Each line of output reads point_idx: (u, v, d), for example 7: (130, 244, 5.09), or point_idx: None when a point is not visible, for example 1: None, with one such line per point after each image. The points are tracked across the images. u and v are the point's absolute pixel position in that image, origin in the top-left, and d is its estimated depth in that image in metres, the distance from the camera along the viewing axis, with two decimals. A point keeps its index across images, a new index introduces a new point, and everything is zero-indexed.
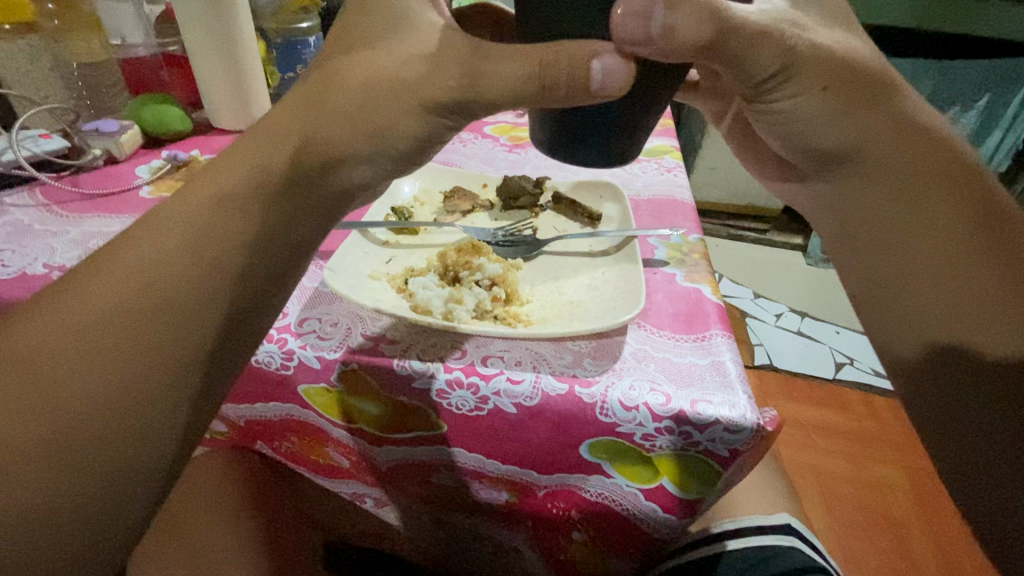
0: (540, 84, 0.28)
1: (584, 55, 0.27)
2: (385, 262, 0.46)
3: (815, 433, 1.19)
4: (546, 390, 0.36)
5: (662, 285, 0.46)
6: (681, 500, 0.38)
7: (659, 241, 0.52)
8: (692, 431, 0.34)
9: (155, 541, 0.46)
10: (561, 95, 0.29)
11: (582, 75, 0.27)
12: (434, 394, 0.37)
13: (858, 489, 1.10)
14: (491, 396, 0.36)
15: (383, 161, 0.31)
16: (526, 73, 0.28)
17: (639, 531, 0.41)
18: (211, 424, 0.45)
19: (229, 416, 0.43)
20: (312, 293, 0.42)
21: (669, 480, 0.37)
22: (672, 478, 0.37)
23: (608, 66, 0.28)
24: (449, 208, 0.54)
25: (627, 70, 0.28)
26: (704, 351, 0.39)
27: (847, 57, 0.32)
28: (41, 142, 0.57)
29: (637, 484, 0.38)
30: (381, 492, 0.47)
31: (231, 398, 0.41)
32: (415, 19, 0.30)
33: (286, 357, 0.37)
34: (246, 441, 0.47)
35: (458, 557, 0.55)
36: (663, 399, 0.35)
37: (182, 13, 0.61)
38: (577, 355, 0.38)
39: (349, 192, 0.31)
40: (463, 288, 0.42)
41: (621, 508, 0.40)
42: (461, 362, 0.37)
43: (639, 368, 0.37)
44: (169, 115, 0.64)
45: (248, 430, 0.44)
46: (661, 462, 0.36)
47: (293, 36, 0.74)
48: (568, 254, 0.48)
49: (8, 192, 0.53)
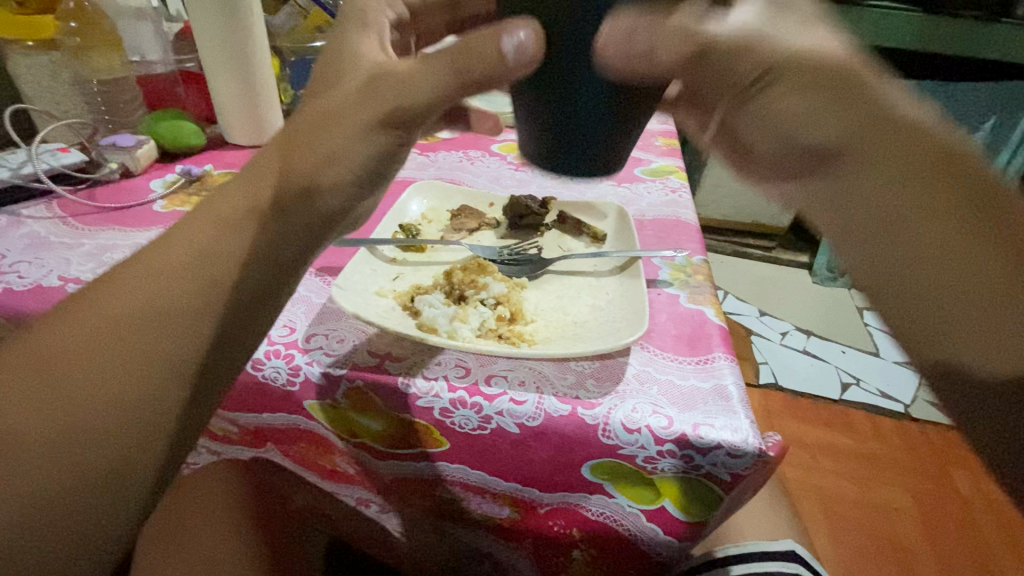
0: (462, 47, 0.30)
1: (494, 36, 0.30)
2: (391, 279, 0.46)
3: (820, 454, 1.19)
4: (549, 410, 0.36)
5: (666, 306, 0.47)
6: (686, 523, 0.38)
7: (663, 262, 0.53)
8: (694, 455, 0.34)
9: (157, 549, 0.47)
10: (479, 75, 0.31)
11: (493, 51, 0.30)
12: (438, 412, 0.37)
13: (864, 512, 1.09)
14: (493, 415, 0.36)
15: (347, 186, 0.32)
16: (449, 69, 0.31)
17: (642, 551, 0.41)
18: (219, 423, 0.44)
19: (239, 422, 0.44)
20: (320, 310, 0.43)
21: (670, 502, 0.37)
22: (674, 500, 0.37)
23: (518, 40, 0.30)
24: (456, 226, 0.54)
25: (536, 37, 0.30)
26: (706, 374, 0.39)
27: (821, 139, 0.38)
28: (60, 156, 0.58)
29: (640, 504, 0.38)
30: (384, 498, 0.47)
31: (238, 404, 0.41)
32: (359, 59, 0.34)
33: (292, 373, 0.38)
34: (255, 443, 0.46)
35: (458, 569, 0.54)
36: (665, 422, 0.35)
37: (199, 26, 0.63)
38: (579, 376, 0.38)
39: (316, 178, 0.30)
40: (468, 307, 0.43)
41: (623, 528, 0.40)
42: (465, 380, 0.38)
43: (641, 391, 0.38)
44: (184, 129, 0.65)
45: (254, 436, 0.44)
46: (664, 484, 0.37)
47: (306, 54, 0.76)
48: (571, 274, 0.49)
49: (25, 205, 0.54)
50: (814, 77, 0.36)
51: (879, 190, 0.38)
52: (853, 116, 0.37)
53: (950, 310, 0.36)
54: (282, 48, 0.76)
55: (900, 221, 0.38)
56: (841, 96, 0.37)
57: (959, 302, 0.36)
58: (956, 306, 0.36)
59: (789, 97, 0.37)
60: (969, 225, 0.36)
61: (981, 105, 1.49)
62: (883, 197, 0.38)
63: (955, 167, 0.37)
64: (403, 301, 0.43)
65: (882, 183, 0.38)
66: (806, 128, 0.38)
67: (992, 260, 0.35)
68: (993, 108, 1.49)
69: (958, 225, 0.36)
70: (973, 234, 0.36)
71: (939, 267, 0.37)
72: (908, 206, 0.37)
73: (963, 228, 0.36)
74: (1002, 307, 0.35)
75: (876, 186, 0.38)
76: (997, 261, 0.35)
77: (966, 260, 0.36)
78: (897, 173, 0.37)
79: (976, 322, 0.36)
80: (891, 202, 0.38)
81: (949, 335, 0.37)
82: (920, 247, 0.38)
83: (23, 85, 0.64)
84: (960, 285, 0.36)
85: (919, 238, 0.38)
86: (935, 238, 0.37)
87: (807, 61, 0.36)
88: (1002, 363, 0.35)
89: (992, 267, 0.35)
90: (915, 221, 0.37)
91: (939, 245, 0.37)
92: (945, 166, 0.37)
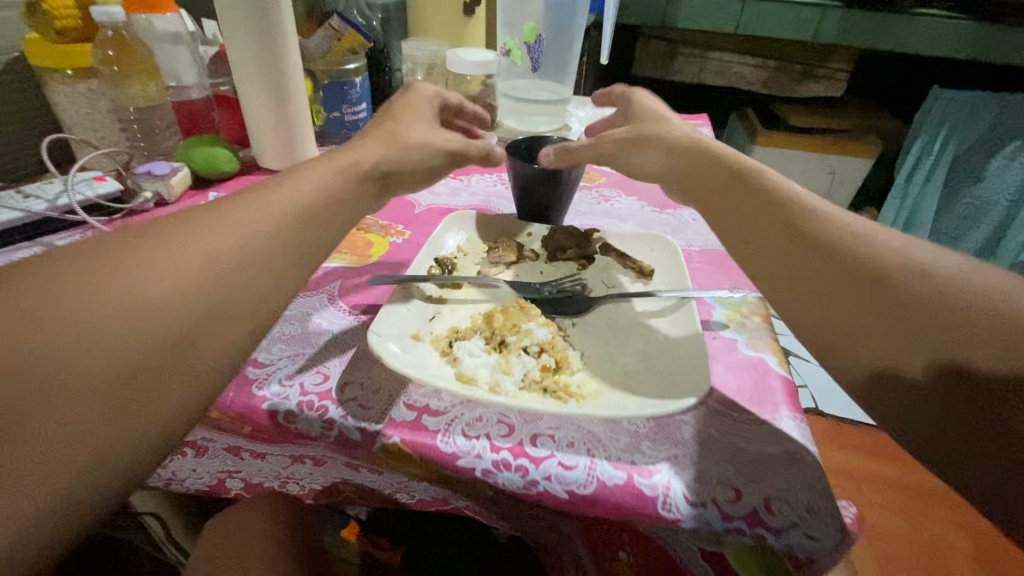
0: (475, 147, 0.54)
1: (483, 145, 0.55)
2: (428, 320, 0.43)
3: (864, 485, 1.24)
4: (602, 477, 0.33)
5: (722, 352, 0.44)
6: (733, 567, 0.35)
7: (715, 300, 0.49)
8: (765, 534, 0.31)
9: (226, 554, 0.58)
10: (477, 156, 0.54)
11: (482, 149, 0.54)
12: (479, 474, 0.34)
13: (915, 552, 1.13)
14: (540, 480, 0.33)
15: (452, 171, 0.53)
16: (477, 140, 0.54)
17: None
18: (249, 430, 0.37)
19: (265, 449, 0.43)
20: (354, 356, 0.41)
21: (731, 551, 0.34)
22: (736, 550, 0.34)
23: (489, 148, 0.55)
24: (494, 259, 0.52)
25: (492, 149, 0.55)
26: (775, 437, 0.36)
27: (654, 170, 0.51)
28: (95, 186, 0.57)
29: (705, 545, 0.34)
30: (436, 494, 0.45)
31: (283, 433, 0.37)
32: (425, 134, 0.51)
33: (326, 426, 0.36)
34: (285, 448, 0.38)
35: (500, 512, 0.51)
36: (733, 495, 0.32)
37: (235, 55, 0.62)
38: (633, 436, 0.35)
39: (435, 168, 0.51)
40: (511, 354, 0.40)
41: (679, 551, 0.37)
42: (508, 440, 0.35)
43: (703, 456, 0.34)
44: (218, 156, 0.65)
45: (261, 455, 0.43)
46: (734, 548, 0.33)
47: (341, 78, 0.76)
48: (618, 314, 0.46)
49: (58, 236, 0.53)
50: (637, 145, 0.51)
51: (708, 192, 0.46)
52: (670, 143, 0.50)
53: (787, 290, 0.37)
54: (316, 70, 0.75)
55: (727, 214, 0.44)
56: (653, 141, 0.51)
57: (792, 276, 0.37)
58: (787, 288, 0.37)
59: (635, 151, 0.51)
60: (773, 210, 0.41)
61: None
62: (713, 215, 0.45)
63: (777, 194, 0.42)
64: (441, 345, 0.41)
65: (706, 201, 0.46)
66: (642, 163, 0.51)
67: (801, 237, 0.38)
68: None
69: (791, 242, 0.38)
70: (785, 217, 0.40)
71: (762, 253, 0.40)
72: (729, 200, 0.44)
73: (769, 211, 0.41)
74: (852, 282, 0.34)
75: (704, 192, 0.46)
76: (804, 248, 0.37)
77: (789, 239, 0.39)
78: (730, 213, 0.43)
79: (827, 299, 0.35)
80: (718, 203, 0.45)
81: (818, 310, 0.35)
82: (745, 236, 0.41)
83: (61, 113, 0.64)
84: (779, 278, 0.38)
85: (736, 217, 0.43)
86: (757, 222, 0.41)
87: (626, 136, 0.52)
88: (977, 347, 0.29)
89: (803, 248, 0.38)
90: (739, 210, 0.43)
91: (757, 230, 0.41)
92: (737, 184, 0.44)
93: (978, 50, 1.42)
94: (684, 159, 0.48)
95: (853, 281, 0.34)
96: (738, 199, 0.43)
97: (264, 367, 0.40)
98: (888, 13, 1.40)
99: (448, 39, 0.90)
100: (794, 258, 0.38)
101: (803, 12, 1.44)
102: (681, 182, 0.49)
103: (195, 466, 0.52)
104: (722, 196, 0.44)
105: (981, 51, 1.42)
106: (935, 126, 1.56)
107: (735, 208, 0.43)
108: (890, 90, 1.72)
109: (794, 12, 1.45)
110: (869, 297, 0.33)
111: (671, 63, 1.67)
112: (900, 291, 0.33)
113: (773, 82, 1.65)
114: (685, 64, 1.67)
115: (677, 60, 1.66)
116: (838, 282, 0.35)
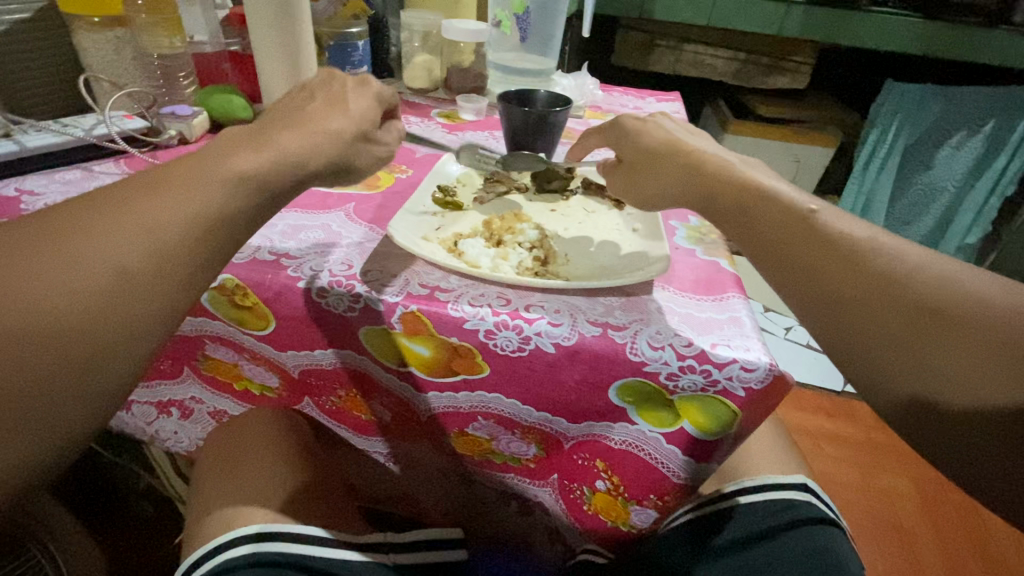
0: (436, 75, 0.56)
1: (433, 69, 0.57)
2: (436, 228, 0.51)
3: (824, 442, 1.32)
4: (582, 332, 0.40)
5: (684, 258, 0.52)
6: (697, 439, 0.42)
7: (680, 224, 0.57)
8: (712, 369, 0.39)
9: (213, 487, 0.52)
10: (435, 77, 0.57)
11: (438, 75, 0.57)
12: (482, 334, 0.41)
13: (866, 496, 1.19)
14: (533, 336, 0.41)
15: None
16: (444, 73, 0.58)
17: (666, 486, 0.45)
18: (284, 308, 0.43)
19: (286, 368, 0.49)
20: (372, 251, 0.48)
21: (689, 423, 0.41)
22: (692, 421, 0.41)
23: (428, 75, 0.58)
24: (490, 189, 0.59)
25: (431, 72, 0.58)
26: (722, 308, 0.44)
27: (651, 193, 0.49)
28: (126, 122, 0.62)
29: (658, 428, 0.42)
30: (406, 444, 0.54)
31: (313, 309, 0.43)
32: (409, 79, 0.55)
33: (353, 300, 0.42)
34: (306, 341, 0.45)
35: (471, 510, 0.62)
36: (686, 341, 0.40)
37: (252, 10, 0.68)
38: (608, 307, 0.44)
39: None
40: (508, 248, 0.49)
41: (646, 454, 0.44)
42: (506, 308, 0.42)
43: (664, 320, 0.42)
44: (234, 104, 0.69)
45: (281, 369, 0.49)
46: (683, 405, 0.41)
47: (345, 39, 0.82)
48: (597, 230, 0.54)
49: (98, 162, 0.59)
50: (644, 172, 0.49)
51: (719, 206, 0.44)
52: (681, 167, 0.47)
53: (799, 310, 0.38)
54: (322, 33, 0.82)
55: (732, 233, 0.43)
56: (663, 171, 0.48)
57: (799, 304, 0.38)
58: (801, 305, 0.38)
59: (641, 181, 0.50)
60: (778, 219, 0.40)
61: (980, 108, 1.60)
62: (722, 222, 0.44)
63: (789, 210, 0.40)
64: (447, 244, 0.49)
65: (723, 200, 0.44)
66: (645, 192, 0.49)
67: (804, 243, 0.39)
68: (990, 113, 1.60)
69: (800, 266, 0.38)
70: (784, 228, 0.40)
71: (770, 266, 0.40)
72: (735, 221, 0.43)
73: (779, 221, 0.40)
74: (852, 308, 0.36)
75: (715, 207, 0.44)
76: (799, 259, 0.38)
77: (783, 251, 0.39)
78: (738, 231, 0.43)
79: (844, 335, 0.36)
80: (726, 215, 0.44)
81: (839, 336, 0.36)
82: (750, 240, 0.42)
83: (88, 60, 0.69)
84: (786, 290, 0.39)
85: (740, 229, 0.43)
86: (762, 228, 0.41)
87: (635, 165, 0.50)
88: (993, 395, 0.31)
89: (797, 256, 0.39)
90: (743, 224, 0.42)
91: (756, 234, 0.41)
92: (743, 198, 0.43)
93: (929, 44, 1.53)
94: (708, 182, 0.45)
95: (852, 303, 0.36)
96: (745, 212, 0.42)
97: (293, 258, 0.46)
98: (846, 10, 1.52)
99: (443, 14, 0.97)
100: (797, 282, 0.38)
101: (769, 7, 1.55)
102: (691, 196, 0.46)
103: (174, 429, 0.58)
104: (724, 209, 0.44)
105: (932, 44, 1.53)
106: (889, 117, 1.67)
107: (740, 224, 0.43)
108: (849, 83, 1.86)
109: (761, 6, 1.55)
110: (902, 337, 0.34)
111: (648, 53, 1.77)
112: (911, 329, 0.34)
113: (742, 74, 1.76)
114: (661, 55, 1.77)
115: (653, 51, 1.76)
116: (843, 302, 0.36)
